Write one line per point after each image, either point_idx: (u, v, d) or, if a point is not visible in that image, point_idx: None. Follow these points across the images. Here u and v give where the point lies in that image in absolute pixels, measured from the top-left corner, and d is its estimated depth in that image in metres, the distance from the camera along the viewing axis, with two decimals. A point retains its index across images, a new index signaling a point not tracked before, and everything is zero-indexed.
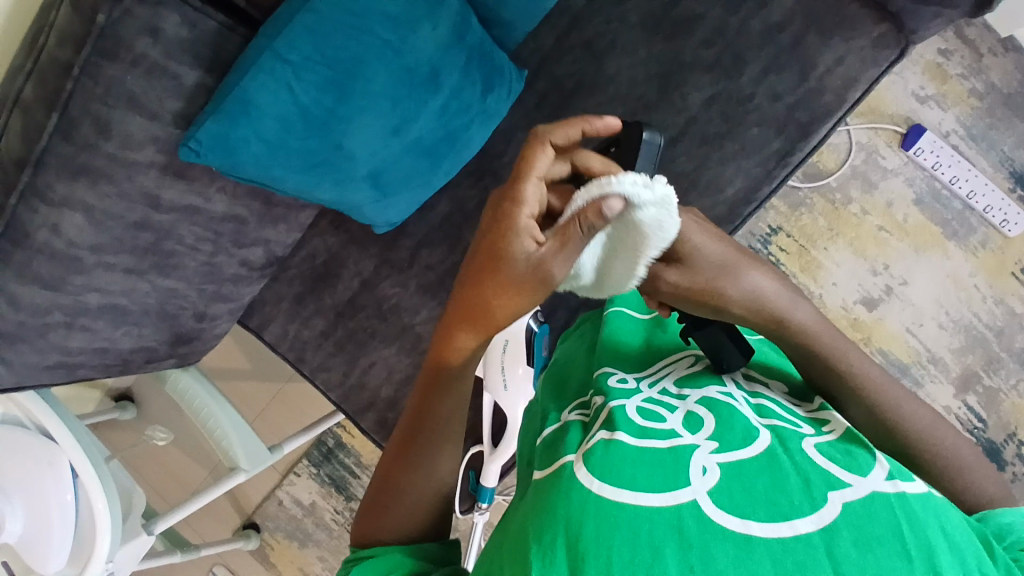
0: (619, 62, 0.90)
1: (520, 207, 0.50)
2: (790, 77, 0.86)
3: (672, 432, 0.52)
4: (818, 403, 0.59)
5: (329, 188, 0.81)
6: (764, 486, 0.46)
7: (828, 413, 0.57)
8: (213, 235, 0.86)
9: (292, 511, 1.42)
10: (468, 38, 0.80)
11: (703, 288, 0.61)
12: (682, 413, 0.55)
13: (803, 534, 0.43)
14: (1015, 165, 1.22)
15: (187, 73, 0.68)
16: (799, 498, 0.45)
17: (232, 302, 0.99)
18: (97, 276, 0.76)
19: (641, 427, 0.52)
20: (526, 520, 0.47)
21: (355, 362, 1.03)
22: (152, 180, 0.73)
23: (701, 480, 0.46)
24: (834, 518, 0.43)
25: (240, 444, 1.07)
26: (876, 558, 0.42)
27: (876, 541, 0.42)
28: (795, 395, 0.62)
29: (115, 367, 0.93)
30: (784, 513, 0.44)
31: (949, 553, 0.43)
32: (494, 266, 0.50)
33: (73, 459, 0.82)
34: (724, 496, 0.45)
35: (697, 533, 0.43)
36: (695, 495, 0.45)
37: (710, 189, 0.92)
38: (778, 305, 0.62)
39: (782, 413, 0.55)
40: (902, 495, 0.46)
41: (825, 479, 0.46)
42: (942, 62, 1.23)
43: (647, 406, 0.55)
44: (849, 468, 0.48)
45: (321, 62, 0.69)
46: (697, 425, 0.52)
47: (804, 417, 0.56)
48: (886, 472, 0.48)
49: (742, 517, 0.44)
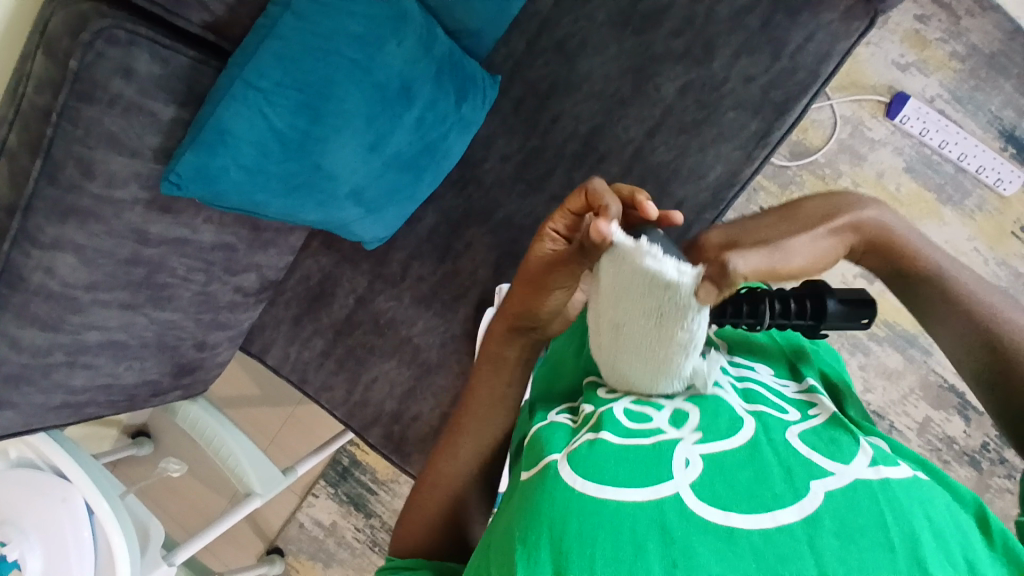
0: (591, 60, 0.91)
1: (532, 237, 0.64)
2: (762, 57, 0.86)
3: (658, 430, 0.48)
4: (807, 382, 0.57)
5: (314, 209, 0.82)
6: (746, 477, 0.43)
7: (818, 394, 0.55)
8: (204, 264, 0.88)
9: (313, 531, 1.43)
10: (437, 49, 0.81)
11: (806, 246, 0.52)
12: (670, 412, 0.51)
13: (785, 525, 0.40)
14: (1004, 125, 1.21)
15: (163, 108, 0.70)
16: (781, 488, 0.42)
17: (230, 329, 1.00)
18: (93, 313, 0.78)
19: (628, 427, 0.49)
20: (509, 523, 0.44)
21: (358, 378, 1.03)
22: (139, 216, 0.75)
23: (683, 473, 0.44)
24: (817, 509, 0.41)
25: (252, 468, 1.08)
26: (859, 550, 0.39)
27: (859, 531, 0.40)
28: (784, 376, 0.59)
29: (122, 402, 0.94)
30: (766, 505, 0.42)
31: (936, 544, 0.40)
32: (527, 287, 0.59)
33: (88, 495, 0.84)
34: (707, 489, 0.43)
35: (680, 527, 0.40)
36: (677, 489, 0.43)
37: (692, 176, 0.92)
38: (857, 204, 0.60)
39: (769, 398, 0.53)
40: (886, 482, 0.43)
41: (807, 468, 0.44)
42: (921, 29, 1.22)
43: (633, 407, 0.52)
44: (832, 456, 0.45)
45: (291, 87, 0.71)
46: (683, 421, 0.49)
47: (790, 399, 0.54)
48: (869, 459, 0.45)
49: (723, 509, 0.41)
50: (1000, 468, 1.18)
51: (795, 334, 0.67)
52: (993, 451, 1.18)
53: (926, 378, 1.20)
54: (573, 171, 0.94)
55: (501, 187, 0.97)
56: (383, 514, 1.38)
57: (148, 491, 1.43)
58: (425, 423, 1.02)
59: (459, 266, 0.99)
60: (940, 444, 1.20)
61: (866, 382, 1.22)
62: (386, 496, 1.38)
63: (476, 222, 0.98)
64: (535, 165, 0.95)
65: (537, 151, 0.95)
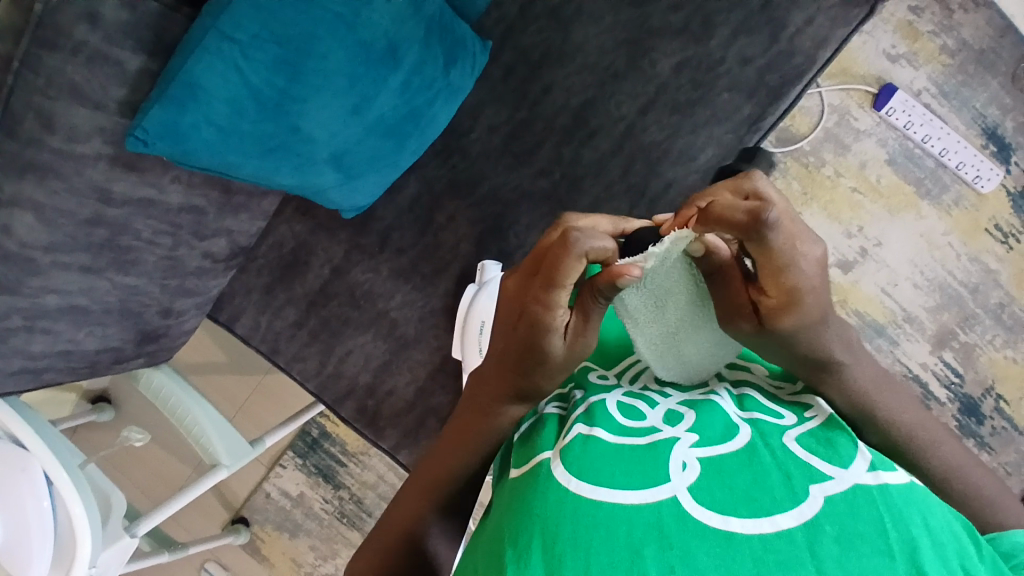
0: (586, 30, 0.88)
1: (552, 313, 0.54)
2: (761, 38, 0.84)
3: (653, 428, 0.48)
4: (800, 383, 0.58)
5: (290, 173, 0.79)
6: (743, 481, 0.43)
7: (809, 396, 0.55)
8: (171, 227, 0.83)
9: (280, 502, 1.41)
10: (426, 9, 0.77)
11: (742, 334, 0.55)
12: (662, 410, 0.51)
13: (784, 530, 0.40)
14: (987, 122, 1.22)
15: (131, 58, 0.66)
16: (780, 492, 0.42)
17: (198, 296, 0.96)
18: (52, 276, 0.74)
19: (622, 424, 0.49)
20: (500, 524, 0.44)
21: (332, 350, 1.00)
22: (102, 173, 0.71)
23: (681, 475, 0.43)
24: (816, 515, 0.40)
25: (219, 439, 1.05)
26: (859, 557, 0.39)
27: (859, 536, 0.39)
28: (778, 377, 0.60)
29: (82, 370, 0.90)
30: (765, 509, 0.41)
31: (933, 551, 0.40)
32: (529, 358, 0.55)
33: (47, 465, 0.80)
34: (706, 493, 0.42)
35: (678, 532, 0.39)
36: (674, 492, 0.42)
37: (682, 158, 0.90)
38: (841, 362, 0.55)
39: (764, 403, 0.53)
40: (884, 487, 0.42)
41: (806, 473, 0.43)
42: (913, 20, 1.22)
43: (627, 402, 0.52)
44: (830, 459, 0.45)
45: (269, 40, 0.67)
46: (677, 419, 0.49)
47: (784, 403, 0.54)
48: (868, 463, 0.44)
49: (722, 514, 0.40)
50: None
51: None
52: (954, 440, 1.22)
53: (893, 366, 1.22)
54: (563, 146, 0.92)
55: (487, 159, 0.94)
56: (353, 486, 1.37)
57: (109, 458, 1.39)
58: (400, 398, 1.00)
59: (440, 240, 0.97)
60: None
61: None
62: (356, 468, 1.37)
63: (460, 195, 0.95)
64: (524, 138, 0.93)
65: (526, 124, 0.92)
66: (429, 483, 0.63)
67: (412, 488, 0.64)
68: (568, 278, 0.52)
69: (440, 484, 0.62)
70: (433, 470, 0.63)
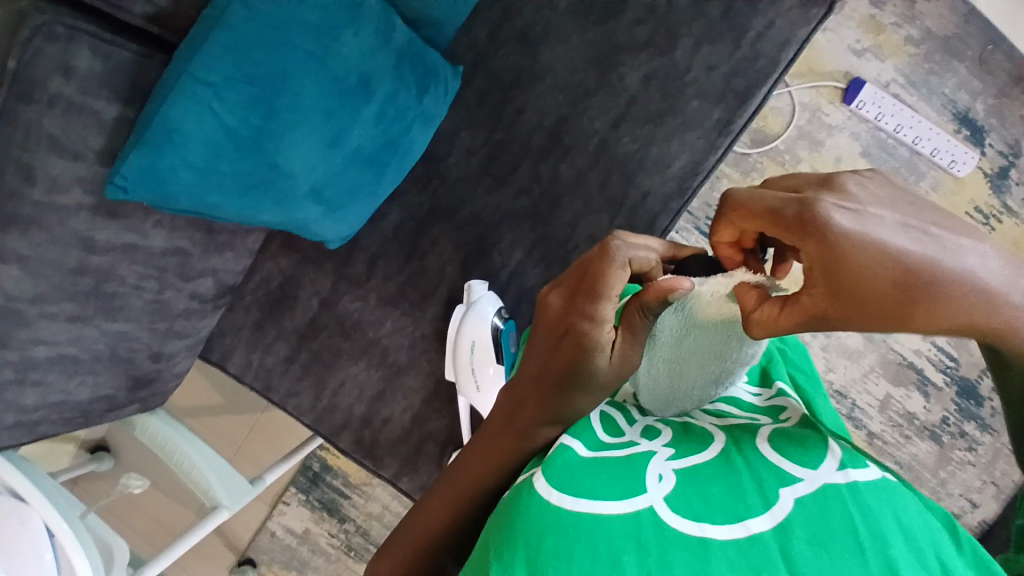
0: (554, 50, 0.90)
1: (600, 326, 0.55)
2: (724, 45, 0.86)
3: (631, 444, 0.50)
4: (775, 389, 0.60)
5: (271, 209, 0.79)
6: (718, 489, 0.44)
7: (785, 400, 0.57)
8: (157, 271, 0.84)
9: (285, 540, 1.39)
10: (396, 40, 0.79)
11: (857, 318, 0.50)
12: (641, 428, 0.54)
13: (757, 534, 0.40)
14: (958, 107, 1.24)
15: (107, 107, 0.67)
16: (752, 497, 0.43)
17: (188, 338, 0.96)
18: (40, 327, 0.74)
19: (603, 440, 0.51)
20: (484, 542, 0.43)
21: (325, 383, 1.00)
22: (84, 223, 0.72)
23: (657, 487, 0.44)
24: (787, 517, 0.41)
25: (218, 481, 1.04)
26: (831, 557, 0.38)
27: (830, 538, 0.39)
28: (756, 385, 0.62)
29: (76, 420, 0.89)
30: (738, 515, 0.41)
31: (906, 547, 0.39)
32: (571, 375, 0.55)
33: (46, 516, 0.79)
34: (681, 502, 0.42)
35: (656, 541, 0.40)
36: (652, 502, 0.42)
37: (657, 167, 0.91)
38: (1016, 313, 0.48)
39: (738, 413, 0.56)
40: (853, 486, 0.43)
41: (777, 477, 0.44)
42: (876, 14, 1.24)
43: (608, 420, 0.56)
44: (801, 461, 0.46)
45: (242, 81, 0.68)
46: (655, 435, 0.52)
47: (761, 409, 0.56)
48: (837, 463, 0.46)
49: (697, 521, 0.41)
50: (961, 441, 1.22)
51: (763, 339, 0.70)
52: (954, 424, 1.22)
53: (887, 356, 1.23)
54: (540, 163, 0.93)
55: (466, 182, 0.95)
56: (358, 518, 1.36)
57: (109, 507, 1.37)
58: (396, 426, 0.99)
59: (425, 264, 0.97)
60: (901, 420, 1.23)
61: (828, 363, 1.24)
62: (360, 500, 1.36)
63: (442, 219, 0.96)
64: (501, 158, 0.94)
65: (503, 144, 0.93)
66: (452, 503, 0.58)
67: (429, 517, 0.59)
68: (613, 288, 0.54)
69: (464, 508, 0.58)
70: (451, 491, 0.59)
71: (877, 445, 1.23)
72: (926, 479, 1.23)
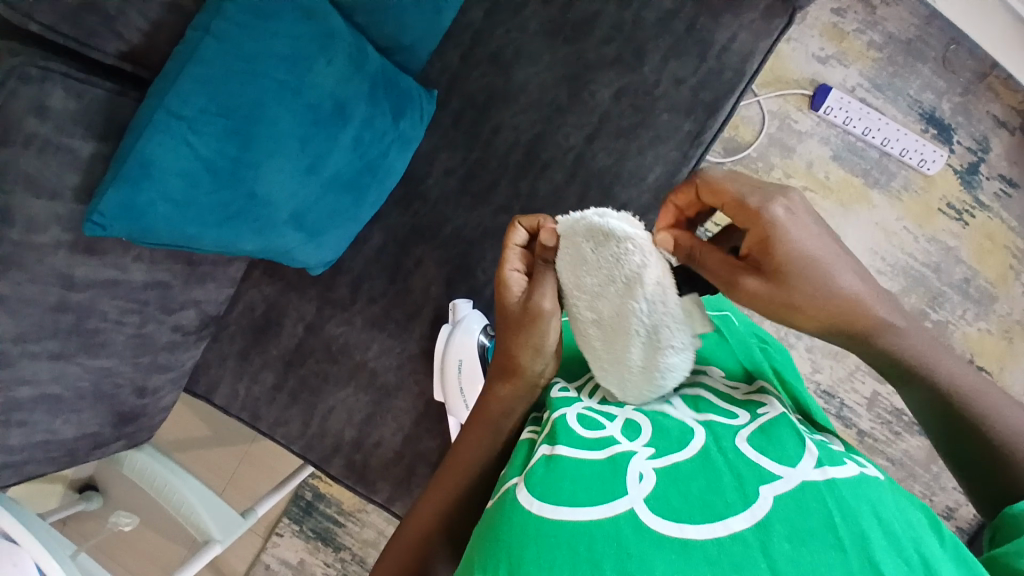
0: (525, 71, 0.92)
1: (505, 268, 0.66)
2: (690, 59, 0.88)
3: (611, 441, 0.50)
4: (756, 382, 0.59)
5: (252, 238, 0.80)
6: (698, 487, 0.44)
7: (767, 393, 0.56)
8: (139, 304, 0.84)
9: (279, 572, 1.37)
10: (369, 67, 0.80)
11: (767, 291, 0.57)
12: (621, 421, 0.53)
13: (738, 533, 0.41)
14: (924, 108, 1.27)
15: (83, 144, 0.68)
16: (732, 496, 0.43)
17: (172, 370, 0.96)
18: (22, 367, 0.74)
19: (583, 436, 0.50)
20: (470, 551, 0.44)
21: (314, 409, 1.00)
22: (63, 260, 0.72)
23: (638, 488, 0.44)
24: (767, 515, 0.42)
25: (208, 514, 1.03)
26: (810, 551, 0.40)
27: (809, 533, 0.41)
28: (736, 377, 0.61)
29: (62, 459, 0.88)
30: (718, 513, 0.42)
31: (885, 541, 0.41)
32: (502, 314, 0.65)
33: (37, 558, 0.78)
34: (661, 503, 0.43)
35: (635, 542, 0.41)
36: (632, 504, 0.43)
37: (633, 179, 0.92)
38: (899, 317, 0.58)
39: (717, 404, 0.55)
40: (832, 482, 0.44)
41: (756, 474, 0.45)
42: (839, 22, 1.27)
43: (587, 414, 0.54)
44: (779, 458, 0.46)
45: (217, 113, 0.69)
46: (635, 432, 0.51)
47: (739, 401, 0.56)
48: (815, 460, 0.46)
49: (677, 522, 0.42)
50: None
51: (745, 339, 0.71)
52: None
53: None
54: (517, 180, 0.94)
55: (446, 202, 0.96)
56: (353, 546, 1.34)
57: (99, 547, 1.35)
58: (387, 448, 0.99)
59: (409, 285, 0.98)
60: (889, 417, 1.24)
61: (814, 364, 1.25)
62: (354, 527, 1.35)
63: (423, 239, 0.97)
64: (479, 177, 0.95)
65: (480, 163, 0.95)
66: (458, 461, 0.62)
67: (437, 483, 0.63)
68: (515, 239, 0.67)
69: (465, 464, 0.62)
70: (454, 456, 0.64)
71: (868, 444, 1.24)
72: (918, 474, 1.24)
